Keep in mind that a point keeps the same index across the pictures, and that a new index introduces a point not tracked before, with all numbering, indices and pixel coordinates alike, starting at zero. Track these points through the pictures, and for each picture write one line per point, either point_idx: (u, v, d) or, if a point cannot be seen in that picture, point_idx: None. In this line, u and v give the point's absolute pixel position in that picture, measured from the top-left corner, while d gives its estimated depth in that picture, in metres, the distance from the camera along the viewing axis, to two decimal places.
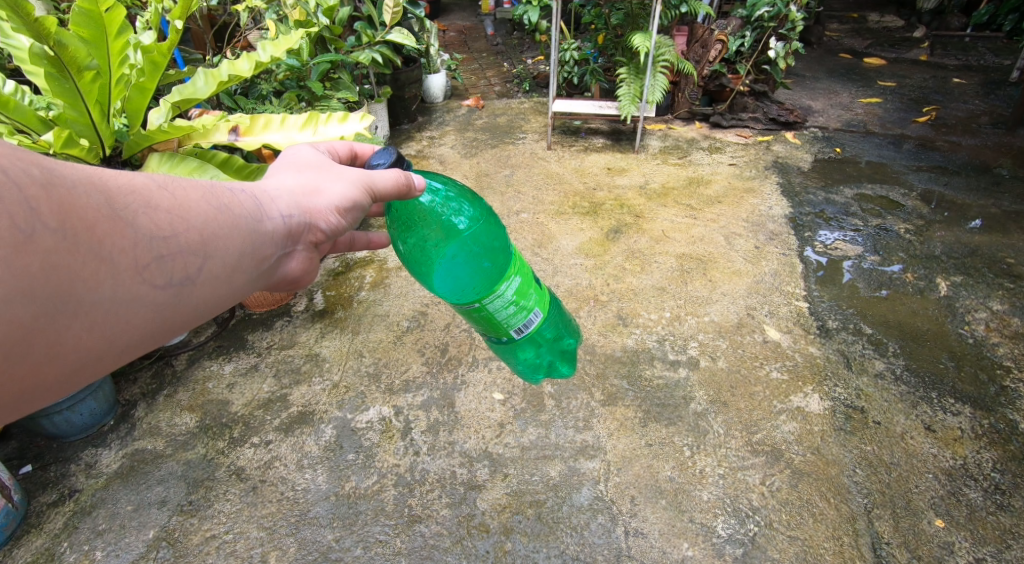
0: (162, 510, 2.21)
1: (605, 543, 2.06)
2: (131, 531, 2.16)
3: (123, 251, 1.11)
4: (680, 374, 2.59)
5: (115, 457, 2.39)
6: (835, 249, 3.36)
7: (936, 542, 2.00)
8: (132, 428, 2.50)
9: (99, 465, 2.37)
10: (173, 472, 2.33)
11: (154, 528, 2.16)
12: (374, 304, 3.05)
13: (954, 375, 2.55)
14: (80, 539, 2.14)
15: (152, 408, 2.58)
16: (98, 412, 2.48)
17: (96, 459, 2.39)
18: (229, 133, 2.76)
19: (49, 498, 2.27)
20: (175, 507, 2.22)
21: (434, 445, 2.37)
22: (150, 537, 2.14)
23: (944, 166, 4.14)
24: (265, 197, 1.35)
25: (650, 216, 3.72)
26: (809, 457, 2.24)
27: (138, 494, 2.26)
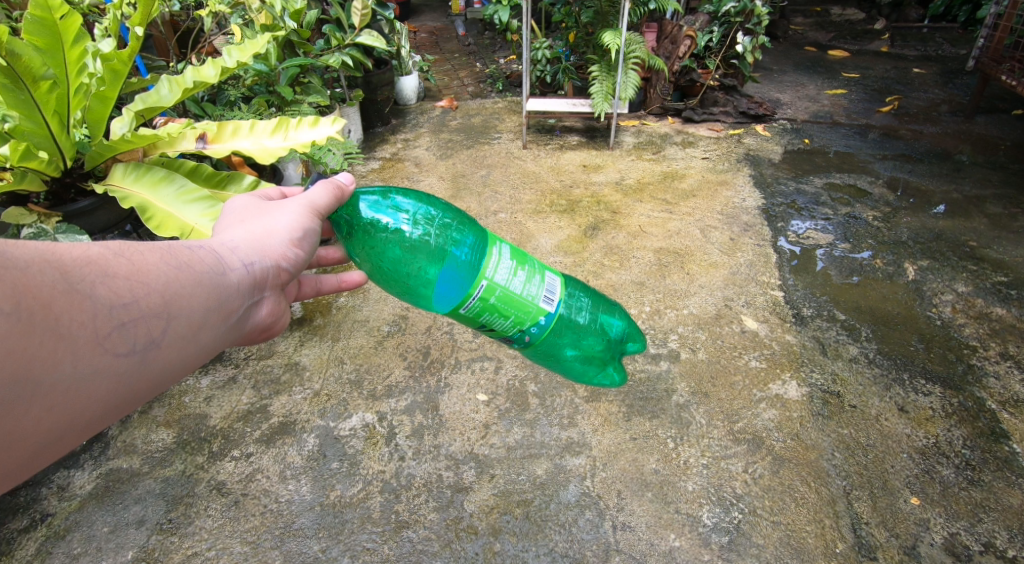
0: (140, 530, 2.18)
1: (593, 538, 2.07)
2: (109, 553, 2.13)
3: (81, 324, 1.10)
4: (662, 366, 2.62)
5: (88, 477, 2.34)
6: (808, 239, 3.42)
7: (912, 520, 2.05)
8: (105, 447, 2.45)
9: (72, 487, 2.32)
10: (150, 490, 2.30)
11: (133, 549, 2.13)
12: (353, 309, 3.04)
13: (924, 356, 2.61)
14: None
15: (126, 425, 2.53)
16: None
17: (69, 481, 2.33)
18: (196, 142, 2.71)
19: (21, 524, 2.22)
20: (153, 526, 2.19)
21: (419, 449, 2.38)
22: (129, 557, 2.11)
23: (909, 154, 4.25)
24: (222, 250, 1.37)
25: (627, 212, 3.76)
26: (790, 443, 2.28)
27: (115, 515, 2.23)
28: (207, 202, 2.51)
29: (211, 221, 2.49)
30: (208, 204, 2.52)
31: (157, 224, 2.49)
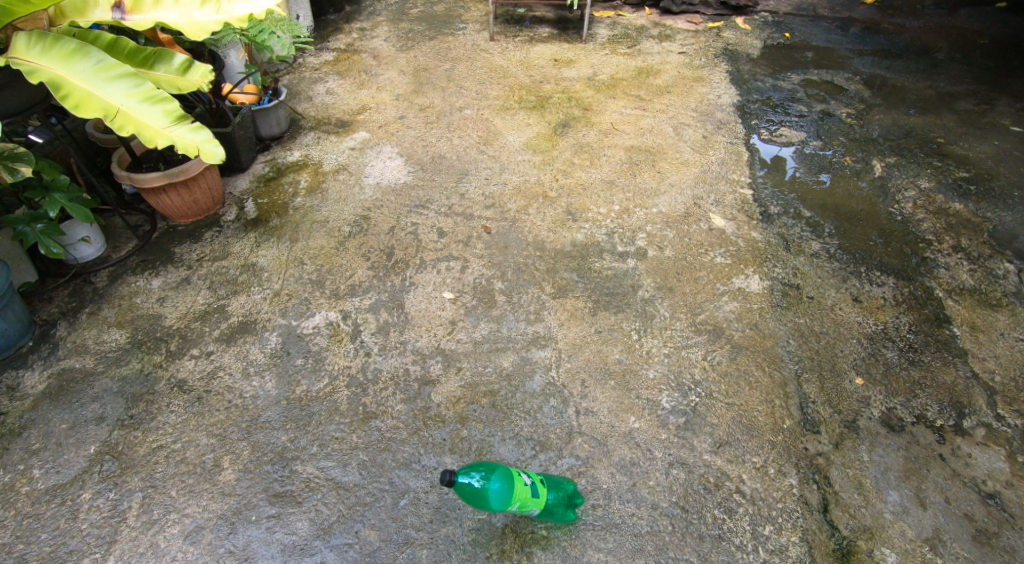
0: (100, 426, 2.16)
1: (556, 423, 2.14)
2: (70, 448, 2.10)
3: None
4: (628, 265, 2.66)
5: (40, 377, 2.31)
6: (780, 135, 3.41)
7: (855, 397, 2.19)
8: (55, 348, 2.42)
9: (24, 386, 2.29)
10: (108, 389, 2.27)
11: (95, 443, 2.11)
12: (312, 210, 3.00)
13: (881, 250, 2.71)
14: (12, 460, 2.08)
15: (75, 327, 2.49)
16: (12, 332, 2.37)
17: (19, 381, 2.30)
18: (114, 11, 2.28)
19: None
20: (114, 422, 2.17)
21: (386, 345, 2.39)
22: (92, 452, 2.09)
23: (888, 50, 4.18)
24: None
25: (598, 109, 3.67)
26: (748, 332, 2.39)
27: (72, 412, 2.20)
28: (133, 80, 2.18)
29: (141, 103, 2.18)
30: (134, 82, 2.18)
31: (74, 103, 2.11)
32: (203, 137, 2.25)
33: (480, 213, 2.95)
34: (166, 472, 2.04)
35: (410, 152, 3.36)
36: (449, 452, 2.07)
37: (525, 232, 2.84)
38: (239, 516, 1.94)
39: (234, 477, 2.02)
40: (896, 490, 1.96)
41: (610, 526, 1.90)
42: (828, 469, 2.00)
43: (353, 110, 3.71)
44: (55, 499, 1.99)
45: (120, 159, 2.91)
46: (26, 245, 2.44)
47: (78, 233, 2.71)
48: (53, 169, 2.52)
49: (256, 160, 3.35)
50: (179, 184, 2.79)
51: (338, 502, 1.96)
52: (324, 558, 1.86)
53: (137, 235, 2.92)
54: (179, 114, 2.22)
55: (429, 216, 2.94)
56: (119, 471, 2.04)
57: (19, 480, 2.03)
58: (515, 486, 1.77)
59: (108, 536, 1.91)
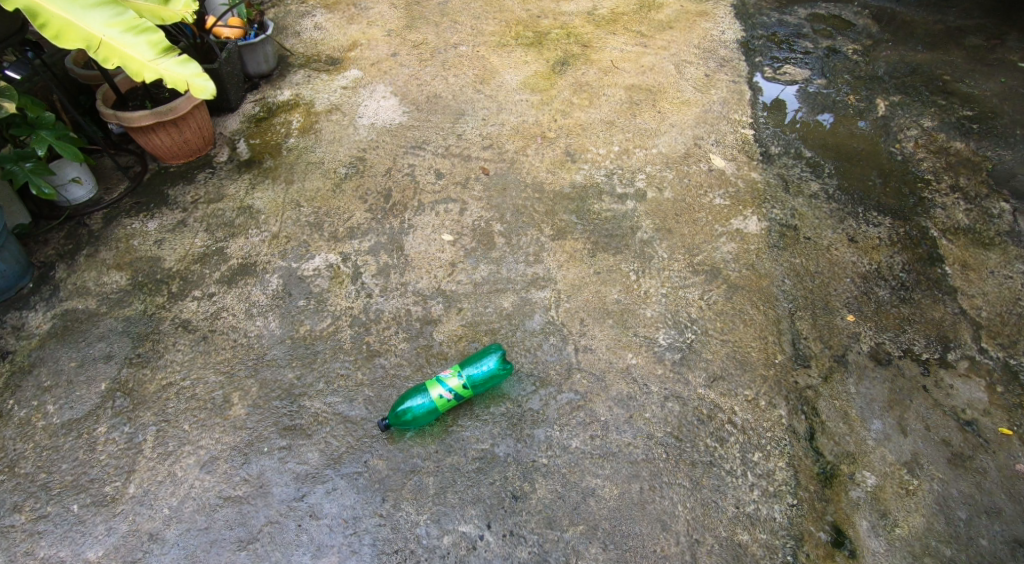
0: (109, 364, 2.21)
1: (556, 360, 2.20)
2: (81, 385, 2.16)
3: None
4: (627, 206, 2.67)
5: (44, 318, 2.35)
6: (784, 73, 3.35)
7: (845, 333, 2.24)
8: (56, 289, 2.44)
9: (29, 327, 2.32)
10: (113, 329, 2.31)
11: (105, 381, 2.17)
12: (305, 151, 2.97)
13: (880, 190, 2.72)
14: (26, 396, 2.14)
15: (74, 269, 2.51)
16: (11, 273, 2.39)
17: (23, 322, 2.34)
18: None
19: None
20: (122, 360, 2.22)
21: (386, 287, 2.42)
22: (103, 389, 2.15)
23: None
24: None
25: (598, 45, 3.58)
26: (744, 273, 2.42)
27: (80, 351, 2.25)
28: (114, 10, 2.11)
29: (124, 34, 2.10)
30: (115, 12, 2.11)
31: (54, 32, 2.04)
32: (192, 70, 2.14)
33: (477, 155, 2.93)
34: (177, 407, 2.10)
35: (404, 91, 3.30)
36: (453, 388, 2.13)
37: (524, 173, 2.83)
38: (251, 447, 2.01)
39: (244, 412, 2.09)
40: (879, 419, 2.04)
41: (607, 455, 1.98)
42: (816, 401, 2.08)
43: (344, 47, 3.61)
44: (71, 432, 2.05)
45: (105, 97, 2.85)
46: (16, 184, 2.42)
47: (67, 173, 2.70)
48: (37, 105, 2.47)
49: (246, 99, 3.29)
50: (167, 123, 2.75)
51: (346, 434, 2.04)
52: (335, 485, 1.94)
53: (128, 176, 2.90)
54: (165, 46, 2.14)
55: (426, 158, 2.92)
56: (131, 407, 2.11)
57: (34, 416, 2.09)
58: (432, 398, 2.00)
59: (126, 466, 1.99)
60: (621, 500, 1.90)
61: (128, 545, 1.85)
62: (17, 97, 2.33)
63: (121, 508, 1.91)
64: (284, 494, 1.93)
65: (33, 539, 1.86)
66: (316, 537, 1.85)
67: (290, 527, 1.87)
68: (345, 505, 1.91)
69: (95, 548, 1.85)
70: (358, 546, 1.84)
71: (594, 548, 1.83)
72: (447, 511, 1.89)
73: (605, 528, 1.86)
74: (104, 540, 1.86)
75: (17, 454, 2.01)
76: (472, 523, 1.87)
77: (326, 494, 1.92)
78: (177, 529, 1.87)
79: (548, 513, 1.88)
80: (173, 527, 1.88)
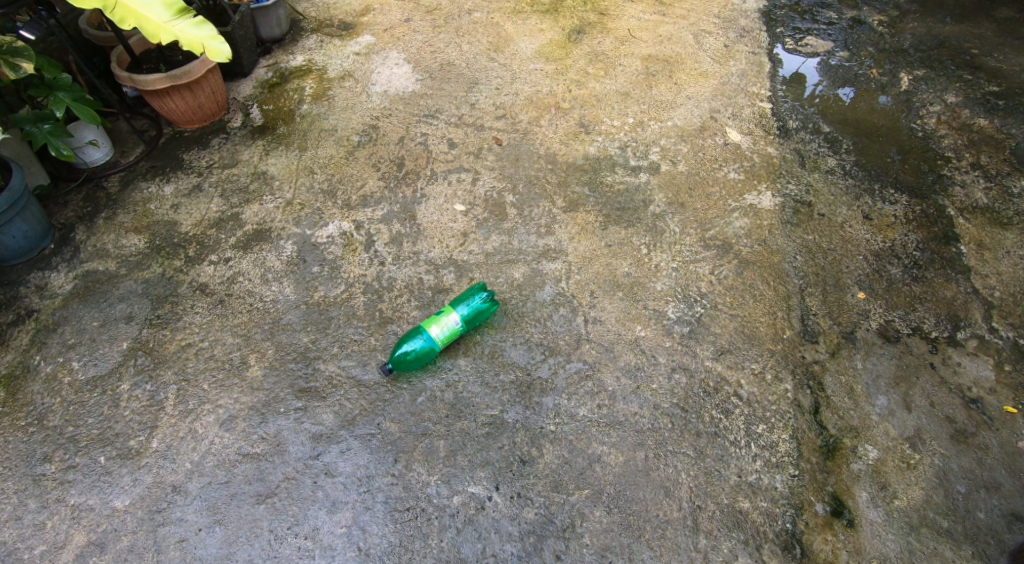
0: (130, 324, 2.27)
1: (566, 330, 2.23)
2: (103, 344, 2.22)
3: None
4: (641, 179, 2.67)
5: (66, 278, 2.40)
6: (805, 45, 3.30)
7: (855, 310, 2.25)
8: (77, 251, 2.49)
9: (52, 286, 2.38)
10: (133, 290, 2.37)
11: (126, 340, 2.23)
12: (319, 118, 2.98)
13: (898, 167, 2.69)
14: (52, 353, 2.21)
15: (93, 231, 2.56)
16: (34, 235, 2.44)
17: (47, 282, 2.40)
18: None
19: (10, 319, 2.30)
20: (143, 321, 2.28)
21: (399, 255, 2.45)
22: (125, 348, 2.21)
23: None
24: None
25: (616, 14, 3.52)
26: (756, 248, 2.42)
27: (102, 311, 2.31)
28: None
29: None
30: None
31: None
32: (207, 32, 2.14)
33: (490, 125, 2.92)
34: (197, 367, 2.17)
35: (418, 58, 3.28)
36: (463, 355, 2.17)
37: (537, 144, 2.83)
38: (268, 407, 2.08)
39: (261, 374, 2.14)
40: (884, 395, 2.06)
41: (614, 423, 2.03)
42: (822, 376, 2.10)
43: (357, 12, 3.58)
44: (96, 388, 2.12)
45: (120, 60, 2.86)
46: (36, 146, 2.44)
47: (85, 135, 2.74)
48: (54, 67, 2.49)
49: (259, 65, 3.29)
50: (182, 87, 2.76)
51: (360, 397, 2.09)
52: (349, 445, 2.00)
53: (144, 140, 2.92)
54: (181, 7, 2.15)
55: (439, 127, 2.92)
56: (153, 365, 2.17)
57: (61, 371, 2.16)
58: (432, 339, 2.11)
59: (149, 422, 2.05)
60: (626, 467, 1.95)
61: (152, 496, 1.92)
62: (34, 58, 2.35)
63: (145, 461, 1.98)
64: (300, 452, 1.99)
65: (62, 487, 1.94)
66: (331, 494, 1.92)
67: (306, 483, 1.94)
68: (358, 464, 1.97)
69: (121, 498, 1.92)
70: (371, 503, 1.90)
71: (599, 511, 1.88)
72: (456, 473, 1.94)
73: (609, 492, 1.91)
74: (130, 491, 1.93)
75: (45, 407, 2.09)
76: (481, 484, 1.92)
77: (340, 454, 1.99)
78: (198, 483, 1.94)
79: (555, 477, 1.94)
80: (195, 480, 1.95)
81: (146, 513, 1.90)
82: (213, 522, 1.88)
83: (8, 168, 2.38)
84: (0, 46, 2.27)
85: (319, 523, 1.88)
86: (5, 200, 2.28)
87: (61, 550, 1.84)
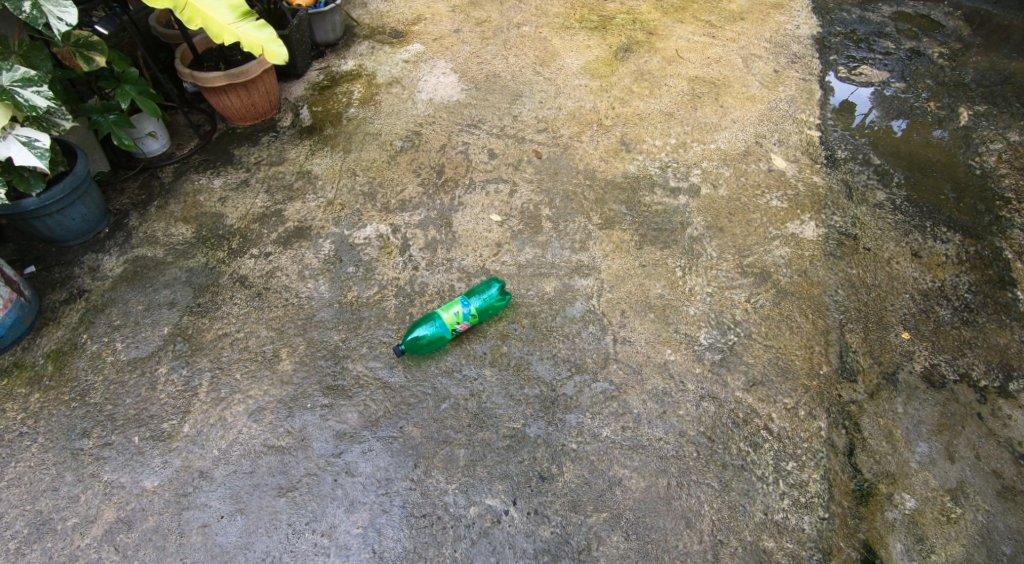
0: (172, 310, 2.33)
1: (594, 348, 2.20)
2: (146, 327, 2.28)
3: None
4: (680, 201, 2.63)
5: (116, 262, 2.48)
6: (859, 74, 3.23)
7: (898, 350, 2.18)
8: (128, 236, 2.57)
9: (103, 268, 2.46)
10: (177, 278, 2.42)
11: (167, 325, 2.28)
12: (365, 121, 3.02)
13: (952, 205, 2.60)
14: (98, 332, 2.27)
15: (145, 218, 2.64)
16: (91, 218, 2.52)
17: (98, 264, 2.47)
18: None
19: (62, 297, 2.38)
20: (184, 308, 2.33)
21: (432, 261, 2.46)
22: (165, 332, 2.27)
23: None
24: None
25: (665, 33, 3.51)
26: (796, 279, 2.36)
27: (147, 296, 2.37)
28: None
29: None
30: None
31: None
32: (266, 35, 2.19)
33: (532, 137, 2.93)
34: (231, 356, 2.20)
35: (465, 68, 3.31)
36: (489, 365, 2.17)
37: (577, 159, 2.82)
38: (296, 402, 2.10)
39: (292, 368, 2.17)
40: (926, 442, 1.98)
41: (637, 447, 1.99)
42: (859, 416, 2.03)
43: (409, 21, 3.64)
44: (136, 369, 2.18)
45: (183, 56, 2.95)
46: (101, 135, 2.54)
47: (146, 126, 2.83)
48: (124, 61, 2.59)
49: (312, 67, 3.36)
50: (238, 86, 2.83)
51: (385, 399, 2.10)
52: (371, 446, 2.00)
53: (198, 134, 3.01)
54: (245, 10, 2.20)
55: (481, 137, 2.94)
56: (190, 351, 2.22)
57: (105, 351, 2.22)
58: (443, 326, 2.17)
59: (183, 406, 2.09)
60: (647, 493, 1.91)
61: (179, 480, 1.95)
62: (107, 52, 2.44)
63: (176, 445, 2.02)
64: (323, 449, 2.00)
65: (98, 463, 1.99)
66: (350, 493, 1.92)
67: (327, 481, 1.95)
68: (379, 466, 1.97)
69: (151, 478, 1.96)
70: (388, 506, 1.90)
71: (617, 537, 1.84)
72: (475, 484, 1.93)
73: (629, 518, 1.87)
74: (160, 472, 1.97)
75: (87, 384, 2.14)
76: (499, 497, 1.90)
77: (362, 454, 1.99)
78: (224, 470, 1.97)
79: (574, 496, 1.91)
80: (221, 467, 1.98)
81: (173, 495, 1.93)
82: (235, 511, 1.90)
83: (75, 153, 2.46)
84: (76, 40, 2.37)
85: (336, 521, 1.88)
86: (70, 184, 2.36)
87: (92, 525, 1.88)
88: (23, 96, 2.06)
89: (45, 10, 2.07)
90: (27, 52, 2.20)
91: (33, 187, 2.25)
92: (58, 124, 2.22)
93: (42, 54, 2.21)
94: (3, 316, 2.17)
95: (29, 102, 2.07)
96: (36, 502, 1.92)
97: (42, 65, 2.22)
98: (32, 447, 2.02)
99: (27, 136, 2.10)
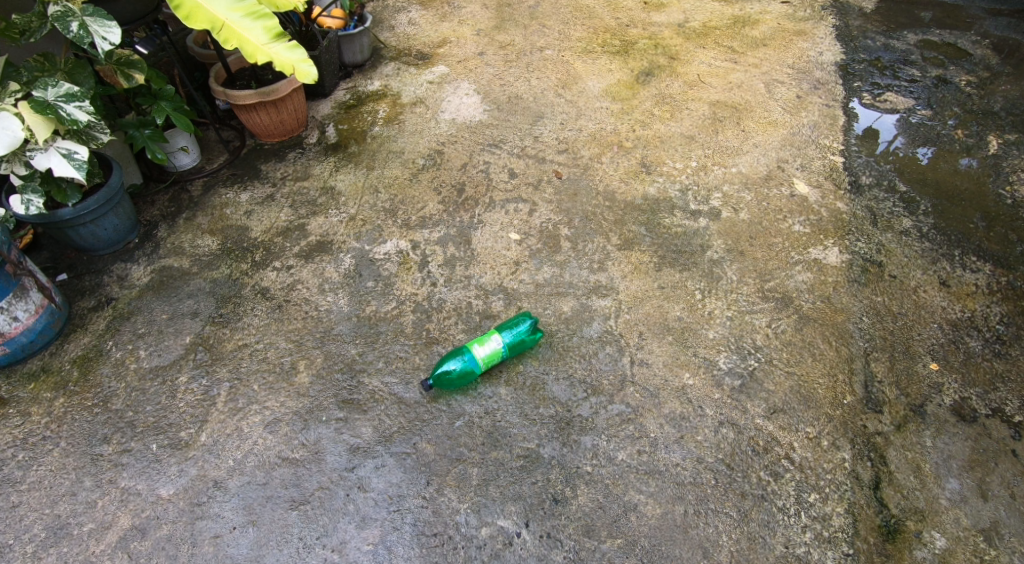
0: (195, 320, 2.35)
1: (611, 369, 2.18)
2: (169, 336, 2.30)
3: None
4: (699, 224, 2.62)
5: (144, 271, 2.51)
6: (884, 101, 3.20)
7: (925, 382, 2.12)
8: (156, 247, 2.61)
9: (130, 277, 2.50)
10: (201, 288, 2.45)
11: (190, 335, 2.31)
12: (389, 139, 3.06)
13: (982, 234, 2.56)
14: (123, 339, 2.30)
15: (173, 230, 2.68)
16: (122, 228, 2.56)
17: (126, 273, 2.51)
18: None
19: (90, 304, 2.41)
20: (207, 318, 2.35)
21: (451, 278, 2.46)
22: (187, 342, 2.29)
23: None
24: None
25: (686, 58, 3.52)
26: (818, 305, 2.33)
27: (172, 305, 2.40)
28: None
29: (243, 18, 2.21)
30: None
31: (185, 13, 2.19)
32: (298, 56, 2.22)
33: (552, 157, 2.94)
34: (250, 367, 2.21)
35: (488, 90, 3.34)
36: (504, 384, 2.15)
37: (596, 180, 2.82)
38: (312, 414, 2.10)
39: (308, 381, 2.17)
40: (956, 478, 1.92)
41: (653, 472, 1.95)
42: (885, 449, 1.98)
43: (434, 43, 3.69)
44: (158, 378, 2.19)
45: (216, 74, 3.02)
46: (135, 149, 2.59)
47: (178, 141, 2.89)
48: (162, 78, 2.65)
49: (338, 86, 3.42)
50: (268, 103, 2.88)
51: (399, 414, 2.09)
52: (384, 462, 1.99)
53: (228, 149, 3.07)
54: (279, 31, 2.24)
55: (502, 157, 2.95)
56: (210, 361, 2.23)
57: (128, 358, 2.25)
58: (472, 363, 2.11)
59: (201, 416, 2.10)
60: (663, 520, 1.87)
61: (194, 489, 1.96)
62: (146, 70, 2.51)
63: (192, 454, 2.02)
64: (337, 463, 1.99)
65: (116, 469, 2.00)
66: (362, 509, 1.91)
67: (339, 495, 1.93)
68: (392, 482, 1.96)
69: (167, 486, 1.96)
70: (400, 523, 1.88)
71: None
72: (487, 504, 1.90)
73: (643, 545, 1.83)
74: (176, 481, 1.97)
75: (110, 391, 2.16)
76: (512, 519, 1.88)
77: (374, 470, 1.98)
78: (238, 481, 1.97)
79: (588, 521, 1.87)
80: (236, 478, 1.97)
81: (187, 505, 1.93)
82: (247, 522, 1.89)
83: (110, 166, 2.51)
84: (118, 58, 2.44)
85: (347, 537, 1.86)
86: (104, 196, 2.40)
87: (107, 531, 1.89)
88: (65, 111, 2.10)
89: (91, 30, 2.14)
90: (71, 69, 2.27)
91: (69, 198, 2.31)
92: (97, 138, 2.28)
93: (85, 72, 2.28)
94: (33, 322, 2.21)
95: (70, 116, 2.11)
96: (54, 507, 1.93)
97: (85, 82, 2.29)
98: (53, 451, 2.03)
99: (67, 148, 2.15)
